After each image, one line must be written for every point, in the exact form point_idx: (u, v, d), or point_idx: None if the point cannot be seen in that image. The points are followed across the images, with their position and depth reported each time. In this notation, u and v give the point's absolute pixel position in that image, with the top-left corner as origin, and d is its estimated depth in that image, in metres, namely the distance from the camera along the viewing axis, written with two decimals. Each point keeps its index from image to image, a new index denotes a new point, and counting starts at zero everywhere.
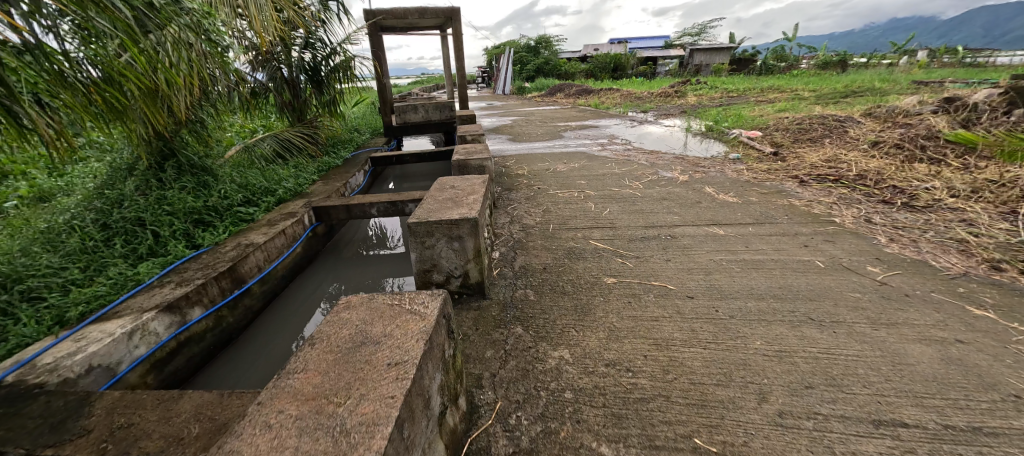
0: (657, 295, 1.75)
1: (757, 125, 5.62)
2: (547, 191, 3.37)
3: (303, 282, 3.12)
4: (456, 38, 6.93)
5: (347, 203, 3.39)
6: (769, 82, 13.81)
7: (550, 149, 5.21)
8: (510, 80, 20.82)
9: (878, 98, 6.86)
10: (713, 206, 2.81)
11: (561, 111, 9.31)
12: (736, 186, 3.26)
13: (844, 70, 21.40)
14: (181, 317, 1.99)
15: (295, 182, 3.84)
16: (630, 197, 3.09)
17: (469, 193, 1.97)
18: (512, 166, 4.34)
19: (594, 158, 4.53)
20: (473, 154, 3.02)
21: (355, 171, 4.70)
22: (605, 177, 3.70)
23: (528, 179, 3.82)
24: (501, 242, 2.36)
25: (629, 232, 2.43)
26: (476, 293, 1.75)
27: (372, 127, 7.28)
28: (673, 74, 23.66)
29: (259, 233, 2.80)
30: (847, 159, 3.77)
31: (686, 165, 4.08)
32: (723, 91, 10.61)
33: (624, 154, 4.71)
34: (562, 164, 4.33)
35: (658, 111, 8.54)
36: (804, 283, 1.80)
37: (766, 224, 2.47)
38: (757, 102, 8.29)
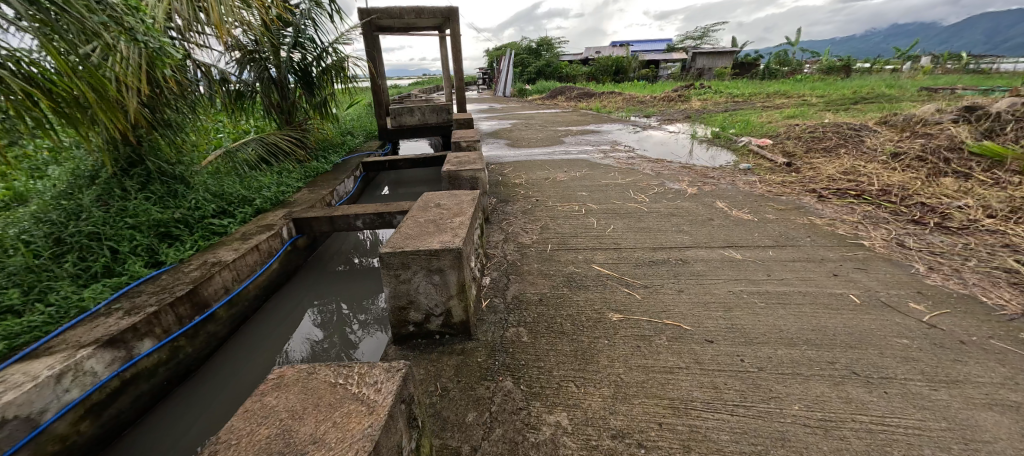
0: (670, 337, 1.50)
1: (766, 132, 5.38)
2: (546, 203, 3.12)
3: (280, 302, 2.87)
4: (454, 39, 6.70)
5: (330, 215, 3.15)
6: (774, 87, 13.55)
7: (550, 156, 4.96)
8: (511, 82, 20.64)
9: (890, 106, 6.62)
10: (726, 225, 2.57)
11: (562, 115, 9.07)
12: (750, 201, 3.01)
13: (849, 75, 21.16)
14: (126, 352, 1.74)
15: (277, 190, 3.60)
16: (635, 213, 2.85)
17: (455, 214, 1.73)
18: (509, 175, 4.10)
19: (596, 167, 4.28)
20: (465, 164, 2.78)
21: (344, 178, 4.45)
22: (608, 189, 3.46)
23: (525, 189, 3.58)
24: (493, 265, 2.12)
25: (636, 255, 2.19)
26: (460, 334, 1.51)
27: (366, 129, 7.04)
28: (675, 77, 23.46)
29: (229, 250, 2.55)
30: (867, 172, 3.53)
31: (694, 175, 3.84)
32: (728, 95, 10.39)
33: (627, 162, 4.47)
34: (562, 173, 4.09)
35: (662, 116, 8.30)
36: (840, 324, 1.56)
37: (787, 247, 2.23)
38: (763, 107, 8.04)
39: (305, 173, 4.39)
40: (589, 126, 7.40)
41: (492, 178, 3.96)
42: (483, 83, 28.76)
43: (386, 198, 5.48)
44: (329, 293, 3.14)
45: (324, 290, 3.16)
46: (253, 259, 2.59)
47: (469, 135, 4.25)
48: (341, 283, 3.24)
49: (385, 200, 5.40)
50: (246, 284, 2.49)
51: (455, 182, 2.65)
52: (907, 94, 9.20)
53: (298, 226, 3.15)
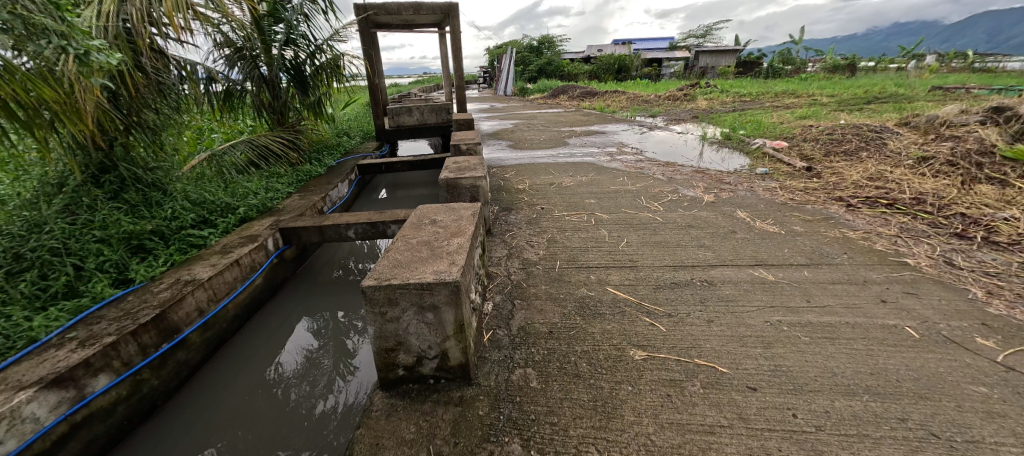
0: (705, 384, 1.28)
1: (780, 134, 5.14)
2: (552, 212, 2.90)
3: (265, 320, 2.65)
4: (454, 36, 6.47)
5: (319, 224, 2.93)
6: (780, 86, 13.30)
7: (554, 158, 4.73)
8: (512, 81, 20.39)
9: (906, 106, 6.37)
10: (751, 239, 2.34)
11: (565, 115, 8.83)
12: (773, 210, 2.79)
13: (854, 74, 20.86)
14: (76, 391, 1.52)
15: (265, 196, 3.37)
16: (649, 224, 2.62)
17: (453, 234, 1.51)
18: (512, 179, 3.87)
19: (603, 171, 4.05)
20: (465, 171, 2.56)
21: (338, 182, 4.23)
22: (618, 196, 3.23)
23: (529, 196, 3.36)
24: (496, 287, 1.90)
25: (655, 275, 1.96)
26: (458, 378, 1.29)
27: (363, 130, 6.82)
28: (678, 76, 23.19)
29: (206, 265, 2.33)
30: (895, 177, 3.30)
31: (709, 180, 3.61)
32: (735, 95, 10.14)
33: (636, 166, 4.24)
34: (568, 177, 3.86)
35: (668, 116, 8.07)
36: (901, 367, 1.34)
37: (822, 266, 2.00)
38: (773, 107, 7.78)
39: (296, 177, 4.16)
40: (594, 126, 7.16)
41: (494, 184, 3.73)
42: (483, 81, 28.48)
43: (384, 202, 5.26)
44: (320, 305, 2.93)
45: (314, 302, 2.95)
46: (234, 275, 2.37)
47: (470, 137, 4.02)
48: (332, 294, 3.04)
49: (381, 203, 5.18)
50: (225, 303, 2.27)
51: (454, 191, 2.43)
52: (919, 93, 8.93)
53: (285, 236, 2.93)
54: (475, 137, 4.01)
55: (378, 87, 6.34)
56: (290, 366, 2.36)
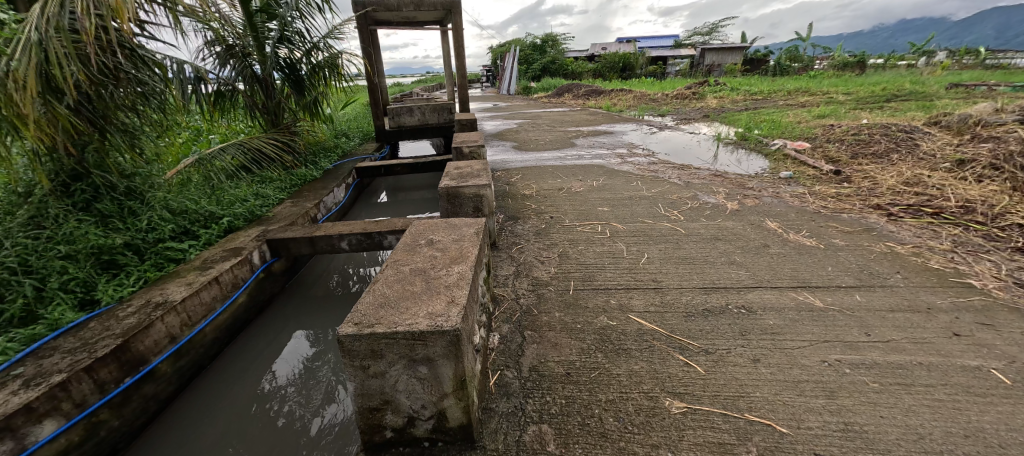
0: (763, 450, 1.03)
1: (800, 134, 4.86)
2: (562, 222, 2.65)
3: (254, 340, 2.44)
4: (456, 33, 6.23)
5: (310, 235, 2.71)
6: (792, 84, 12.91)
7: (561, 161, 4.48)
8: (516, 80, 20.16)
9: (931, 104, 6.06)
10: (788, 254, 2.09)
11: (571, 114, 8.58)
12: (805, 220, 2.53)
13: (864, 72, 20.45)
14: (14, 443, 1.30)
15: (254, 204, 3.16)
16: (670, 236, 2.37)
17: (452, 260, 1.27)
18: (517, 184, 3.63)
19: (614, 175, 3.80)
20: (468, 178, 2.32)
21: (334, 186, 4.00)
22: (633, 203, 2.98)
23: (536, 203, 3.11)
24: (503, 314, 1.66)
25: (683, 299, 1.72)
26: (459, 442, 1.06)
27: (363, 130, 6.61)
28: (684, 74, 22.85)
29: (183, 284, 2.11)
30: (936, 182, 3.02)
31: (730, 185, 3.36)
32: (745, 93, 9.84)
33: (649, 169, 3.99)
34: (577, 182, 3.62)
35: (677, 116, 7.80)
36: (1003, 427, 1.08)
37: (875, 288, 1.75)
38: (787, 106, 7.48)
39: (290, 182, 3.95)
40: (601, 126, 6.89)
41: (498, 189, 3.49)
42: (486, 80, 28.23)
43: (383, 206, 5.04)
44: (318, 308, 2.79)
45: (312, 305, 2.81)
46: (213, 294, 2.16)
47: (472, 139, 3.78)
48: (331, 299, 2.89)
49: (380, 208, 4.96)
50: (203, 325, 2.07)
51: (455, 201, 2.18)
52: (938, 90, 8.62)
53: (272, 249, 2.71)
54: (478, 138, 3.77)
55: (378, 86, 6.11)
56: (287, 375, 2.22)
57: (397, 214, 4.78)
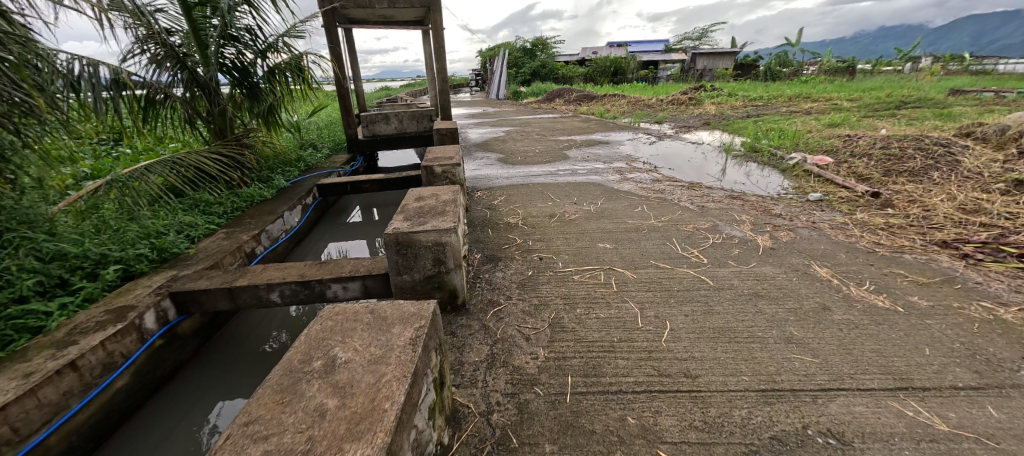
0: None
1: (817, 146, 4.37)
2: (553, 267, 2.08)
3: (158, 426, 1.84)
4: (436, 32, 5.66)
5: (229, 286, 2.08)
6: (789, 89, 12.56)
7: (553, 177, 3.92)
8: (506, 84, 19.70)
9: (948, 113, 5.64)
10: (861, 323, 1.54)
11: (563, 121, 8.04)
12: (861, 265, 2.00)
13: (855, 77, 20.35)
14: None
15: (171, 239, 2.53)
16: (696, 290, 1.82)
17: (353, 426, 0.68)
18: (501, 209, 3.05)
19: (615, 196, 3.25)
20: (428, 216, 1.73)
21: (285, 210, 3.36)
22: (641, 237, 2.43)
23: (522, 235, 2.53)
24: (464, 450, 1.07)
25: (734, 413, 1.15)
26: None
27: (334, 139, 5.97)
28: (676, 78, 22.58)
29: (19, 373, 1.48)
30: (1002, 210, 2.52)
31: (753, 210, 2.82)
32: (744, 99, 9.41)
33: (654, 189, 3.45)
34: (572, 206, 3.06)
35: (676, 123, 7.31)
36: None
37: (1009, 390, 1.21)
38: (791, 113, 7.05)
39: (231, 205, 3.32)
40: (595, 135, 6.36)
41: (477, 216, 2.91)
42: (475, 84, 27.70)
43: (349, 228, 4.36)
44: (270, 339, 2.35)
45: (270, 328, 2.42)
46: (67, 386, 1.53)
47: (448, 153, 3.20)
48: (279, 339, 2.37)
49: (346, 231, 4.28)
50: (45, 434, 1.44)
51: (407, 251, 1.58)
52: (944, 98, 8.25)
53: (177, 303, 2.07)
54: (455, 152, 3.20)
55: (349, 92, 5.48)
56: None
57: (364, 239, 4.12)
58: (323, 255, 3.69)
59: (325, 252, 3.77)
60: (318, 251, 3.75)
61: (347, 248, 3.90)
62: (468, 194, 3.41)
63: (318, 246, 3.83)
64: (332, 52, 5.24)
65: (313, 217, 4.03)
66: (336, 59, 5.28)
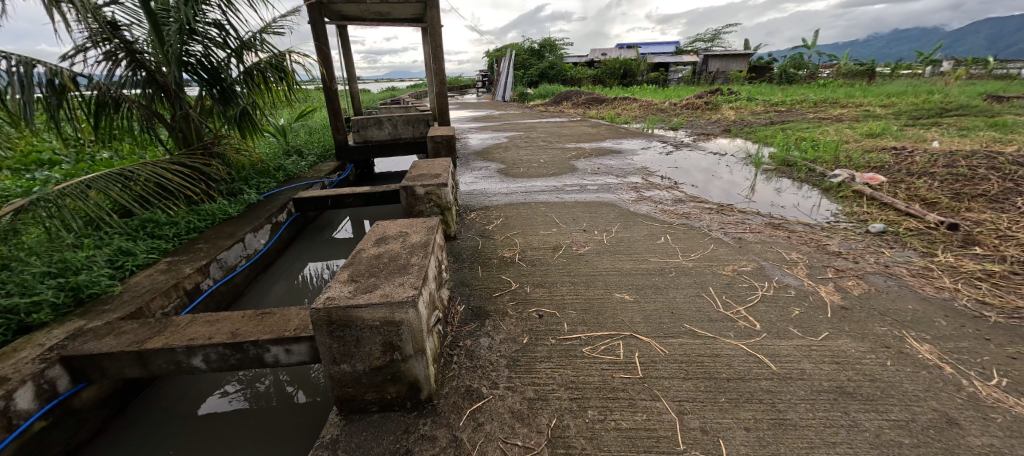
0: None
1: (862, 161, 3.83)
2: (554, 331, 1.59)
3: None
4: (433, 30, 5.22)
5: (139, 348, 1.61)
6: (810, 93, 11.92)
7: (558, 195, 3.43)
8: (512, 86, 19.27)
9: (1003, 122, 5.04)
10: (1016, 452, 1.03)
11: (571, 127, 7.53)
12: (975, 339, 1.48)
13: (877, 81, 19.56)
14: None
15: (93, 275, 2.08)
16: (756, 379, 1.30)
17: None
18: (496, 237, 2.56)
19: (632, 221, 2.75)
20: (383, 275, 1.24)
21: (247, 232, 2.89)
22: (668, 283, 1.92)
23: (519, 277, 2.04)
24: None
25: None
26: None
27: (324, 144, 5.53)
28: (688, 81, 21.95)
29: None
30: None
31: (803, 245, 2.30)
32: (765, 103, 8.84)
33: (677, 211, 2.94)
34: (581, 234, 2.56)
35: (693, 129, 6.78)
36: None
37: None
38: (819, 120, 6.49)
39: (186, 226, 2.87)
40: (606, 142, 5.85)
41: (467, 247, 2.43)
42: (482, 85, 27.31)
43: (331, 248, 3.91)
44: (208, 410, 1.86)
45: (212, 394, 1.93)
46: None
47: (435, 167, 2.73)
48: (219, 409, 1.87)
49: (327, 250, 3.84)
50: None
51: (344, 334, 1.10)
52: (987, 104, 7.57)
53: (72, 370, 1.61)
54: (443, 167, 2.73)
55: (338, 94, 5.02)
56: None
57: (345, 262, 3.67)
58: (296, 282, 3.26)
59: (299, 278, 3.33)
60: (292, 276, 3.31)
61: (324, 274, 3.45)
62: (459, 217, 2.93)
63: (292, 270, 3.40)
64: (318, 49, 4.78)
65: (288, 235, 3.58)
66: (324, 58, 4.83)
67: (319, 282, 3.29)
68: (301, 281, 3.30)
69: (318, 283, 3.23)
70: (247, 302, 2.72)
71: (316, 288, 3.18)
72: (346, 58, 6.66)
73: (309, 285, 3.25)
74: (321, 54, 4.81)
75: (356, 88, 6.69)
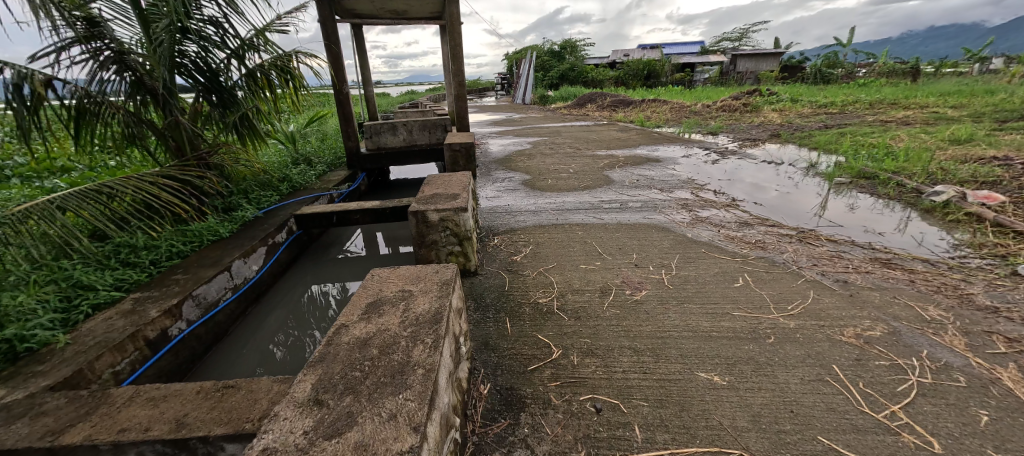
0: None
1: (964, 174, 3.17)
2: (623, 442, 1.08)
3: None
4: (452, 27, 4.80)
5: (52, 443, 1.18)
6: (857, 93, 11.01)
7: (595, 214, 2.91)
8: (532, 89, 18.83)
9: None
10: None
11: (599, 131, 7.00)
12: None
13: (925, 80, 18.22)
14: None
15: (37, 323, 1.69)
16: None
17: None
18: (525, 273, 2.07)
19: (695, 253, 2.21)
20: (367, 392, 0.76)
21: (235, 259, 2.48)
22: (771, 355, 1.39)
23: (559, 337, 1.54)
24: None
25: None
26: None
27: (334, 152, 5.18)
28: (716, 81, 21.02)
29: None
30: None
31: (939, 295, 1.72)
32: (811, 105, 8.09)
33: (749, 239, 2.38)
34: (632, 270, 2.04)
35: (735, 134, 6.16)
36: None
37: None
38: (882, 123, 5.76)
39: (167, 251, 2.49)
40: (639, 149, 5.29)
41: (491, 288, 1.94)
42: (500, 88, 27.00)
43: (337, 267, 3.53)
44: None
45: None
46: None
47: (453, 186, 2.25)
48: None
49: (334, 270, 3.45)
50: None
51: None
52: None
53: None
54: (462, 186, 2.26)
55: (349, 97, 4.64)
56: None
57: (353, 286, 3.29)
58: (296, 310, 2.89)
59: (299, 305, 2.95)
60: (292, 303, 2.94)
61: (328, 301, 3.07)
62: (480, 243, 2.45)
63: (293, 294, 3.03)
64: (328, 48, 4.39)
65: (289, 255, 3.20)
66: (334, 58, 4.44)
67: (322, 311, 2.91)
68: (302, 308, 2.93)
69: (319, 314, 2.84)
70: (232, 343, 2.34)
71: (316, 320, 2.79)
72: (360, 61, 6.32)
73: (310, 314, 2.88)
74: (331, 54, 4.43)
75: (372, 92, 6.35)
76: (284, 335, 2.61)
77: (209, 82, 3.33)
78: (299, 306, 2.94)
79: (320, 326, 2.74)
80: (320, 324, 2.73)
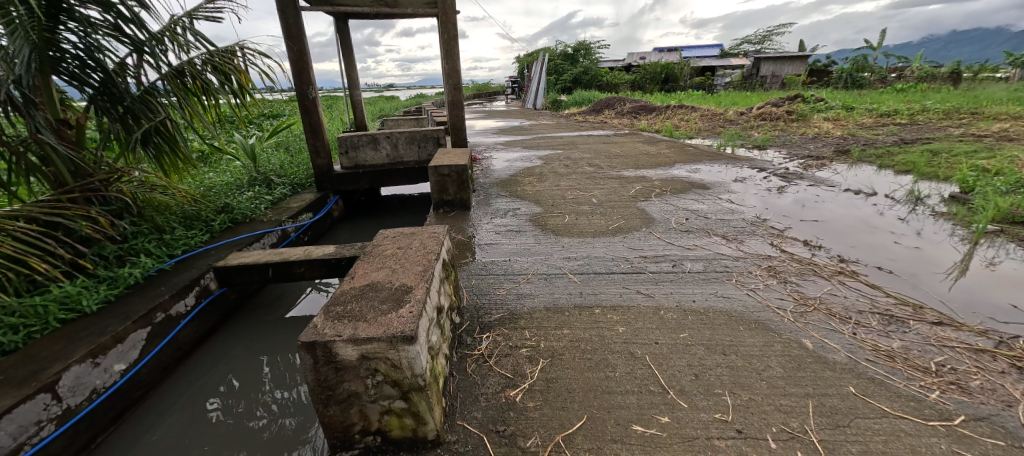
0: None
1: None
2: None
3: None
4: (446, 17, 3.88)
5: None
6: (907, 99, 9.82)
7: (638, 284, 1.92)
8: (544, 93, 17.91)
9: None
10: None
11: (622, 143, 5.98)
12: None
13: (970, 83, 16.78)
14: None
15: None
16: None
17: None
18: (529, 448, 1.09)
19: (843, 401, 1.21)
20: None
21: (69, 366, 1.56)
22: None
23: None
24: None
25: None
26: None
27: (304, 171, 4.27)
28: (739, 85, 19.85)
29: None
30: None
31: None
32: (868, 113, 6.99)
33: (923, 361, 1.36)
34: (737, 448, 1.06)
35: (789, 150, 5.11)
36: None
37: None
38: (980, 139, 4.65)
39: None
40: (676, 169, 4.28)
41: None
42: (511, 92, 26.13)
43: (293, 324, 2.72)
44: None
45: None
46: None
47: (404, 268, 1.29)
48: None
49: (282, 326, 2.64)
50: None
51: None
52: None
53: None
54: (420, 266, 1.29)
55: (317, 103, 3.74)
56: None
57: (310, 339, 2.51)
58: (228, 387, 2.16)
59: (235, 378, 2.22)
60: (224, 376, 2.21)
61: (278, 364, 2.34)
62: (457, 350, 1.48)
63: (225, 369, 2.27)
64: (290, 45, 3.51)
65: (213, 318, 2.38)
66: (296, 56, 3.55)
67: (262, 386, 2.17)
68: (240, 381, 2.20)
69: (257, 393, 2.11)
70: None
71: (252, 401, 2.06)
72: (346, 60, 5.46)
73: (250, 388, 2.15)
74: (294, 51, 3.54)
75: (358, 97, 5.47)
76: (208, 428, 1.88)
77: (105, 82, 2.46)
78: (237, 379, 2.22)
79: (262, 407, 2.01)
80: (257, 407, 2.01)
